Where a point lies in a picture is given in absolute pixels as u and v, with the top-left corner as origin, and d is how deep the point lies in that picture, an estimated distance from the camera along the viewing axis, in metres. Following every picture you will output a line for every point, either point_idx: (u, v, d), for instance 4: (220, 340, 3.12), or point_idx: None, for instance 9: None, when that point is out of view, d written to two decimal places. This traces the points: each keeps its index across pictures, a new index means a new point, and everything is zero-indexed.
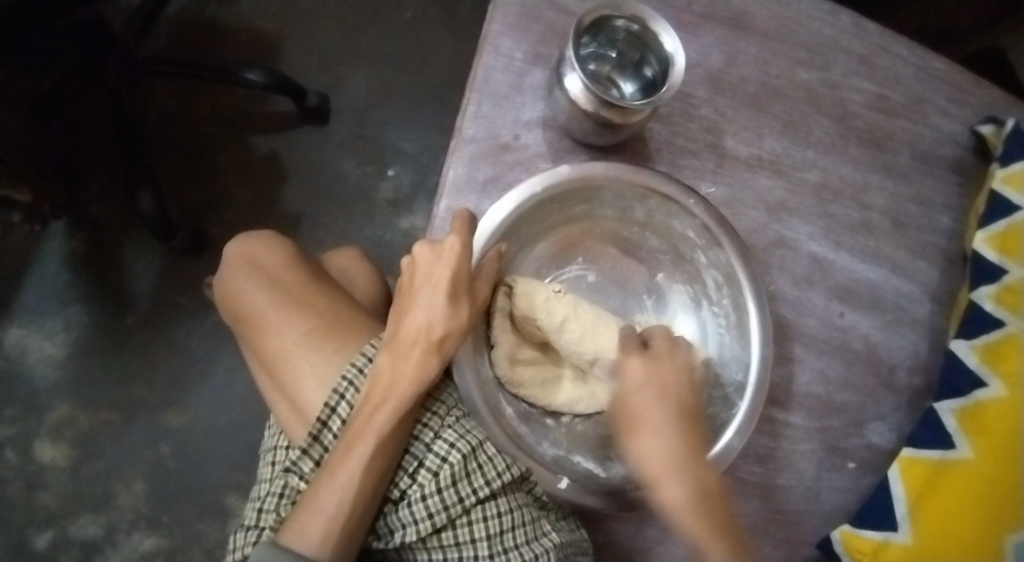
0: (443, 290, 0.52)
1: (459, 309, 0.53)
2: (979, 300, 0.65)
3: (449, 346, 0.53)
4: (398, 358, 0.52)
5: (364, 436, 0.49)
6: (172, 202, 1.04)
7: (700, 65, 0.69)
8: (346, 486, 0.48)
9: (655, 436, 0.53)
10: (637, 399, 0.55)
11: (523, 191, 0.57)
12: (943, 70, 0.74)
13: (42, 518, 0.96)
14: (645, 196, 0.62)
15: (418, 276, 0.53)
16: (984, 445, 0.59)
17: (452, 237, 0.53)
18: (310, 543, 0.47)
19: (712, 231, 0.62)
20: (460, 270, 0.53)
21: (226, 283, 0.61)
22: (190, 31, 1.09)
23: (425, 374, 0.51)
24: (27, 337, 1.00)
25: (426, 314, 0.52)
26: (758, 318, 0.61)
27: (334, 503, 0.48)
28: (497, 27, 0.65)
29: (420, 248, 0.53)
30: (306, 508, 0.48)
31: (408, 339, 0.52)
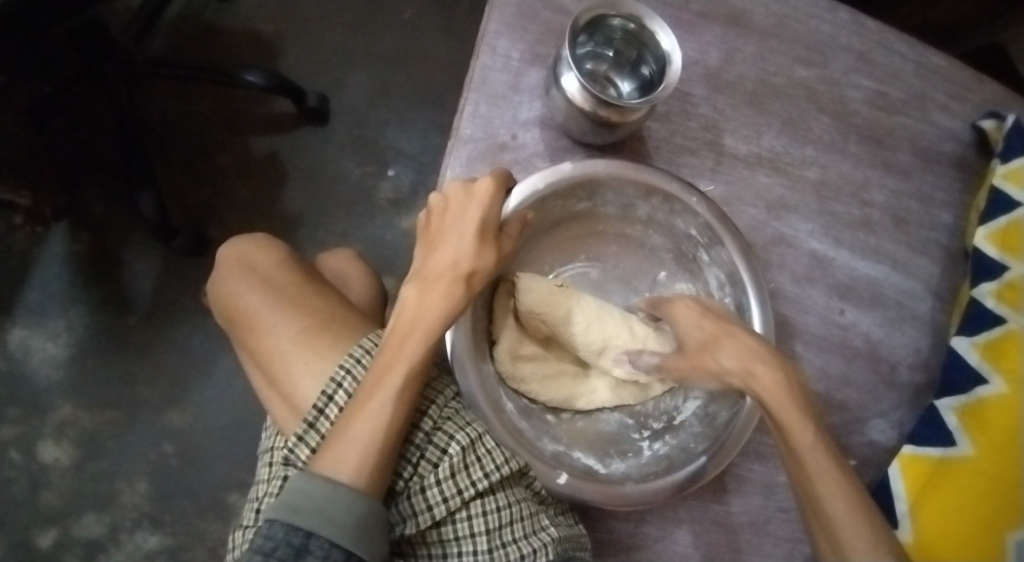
0: (472, 231, 0.52)
1: (487, 251, 0.53)
2: (980, 297, 0.65)
3: (477, 281, 0.53)
4: (425, 291, 0.52)
5: (394, 368, 0.49)
6: (173, 203, 1.04)
7: (698, 63, 0.69)
8: (379, 416, 0.48)
9: (735, 350, 0.55)
10: (693, 337, 0.58)
11: (524, 189, 0.57)
12: (943, 67, 0.74)
13: (46, 518, 0.96)
14: (648, 193, 0.61)
15: (447, 213, 0.53)
16: (985, 443, 0.59)
17: (484, 180, 0.52)
18: (346, 472, 0.46)
19: (714, 228, 0.61)
20: (491, 214, 0.52)
21: (220, 285, 0.62)
22: (190, 33, 1.09)
23: (453, 308, 0.52)
24: (30, 338, 1.00)
25: (453, 252, 0.52)
26: (760, 313, 0.60)
27: (367, 433, 0.48)
28: (494, 27, 0.66)
29: (452, 188, 0.53)
30: (339, 437, 0.48)
31: (435, 274, 0.52)
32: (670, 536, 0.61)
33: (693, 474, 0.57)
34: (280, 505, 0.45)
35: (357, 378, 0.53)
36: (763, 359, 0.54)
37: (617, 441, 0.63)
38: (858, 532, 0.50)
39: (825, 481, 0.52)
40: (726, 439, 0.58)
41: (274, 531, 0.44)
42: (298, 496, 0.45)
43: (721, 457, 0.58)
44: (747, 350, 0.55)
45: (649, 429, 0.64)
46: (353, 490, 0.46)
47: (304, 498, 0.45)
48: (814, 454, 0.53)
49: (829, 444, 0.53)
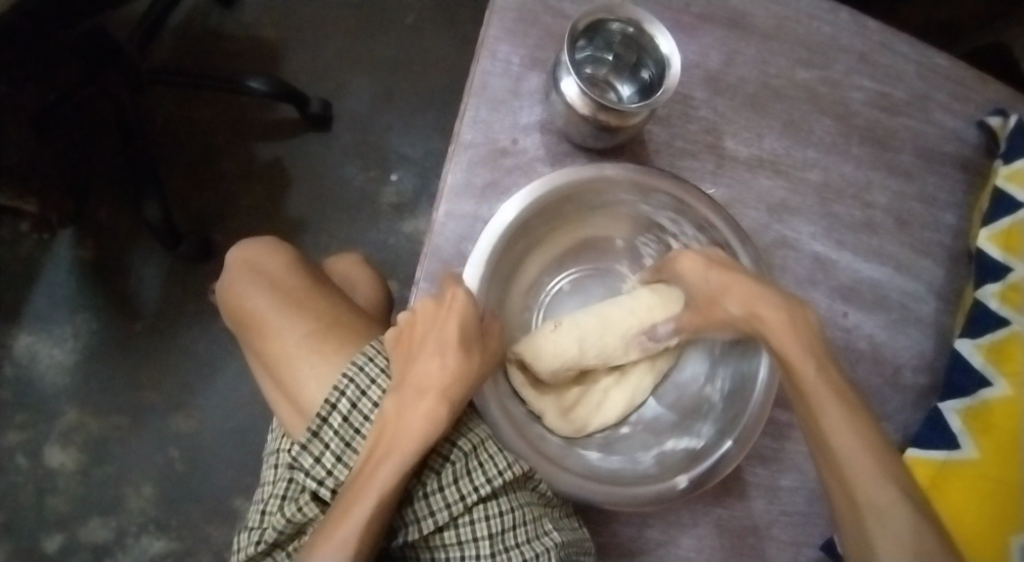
0: (452, 343, 0.51)
1: (468, 359, 0.51)
2: (984, 299, 0.64)
3: (454, 400, 0.50)
4: (404, 408, 0.50)
5: (365, 491, 0.47)
6: (178, 209, 1.05)
7: (698, 66, 0.69)
8: (342, 546, 0.46)
9: (739, 297, 0.55)
10: (701, 289, 0.57)
11: (496, 227, 0.55)
12: (945, 67, 0.74)
13: (53, 522, 0.97)
14: (640, 194, 0.60)
15: (428, 325, 0.52)
16: (989, 445, 0.58)
17: (454, 290, 0.51)
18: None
19: (711, 228, 0.60)
20: (468, 323, 0.51)
21: (226, 291, 0.62)
22: (194, 41, 1.10)
23: (433, 431, 0.49)
24: (37, 343, 1.01)
25: (435, 368, 0.51)
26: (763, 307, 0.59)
27: (328, 559, 0.46)
28: (494, 31, 0.66)
29: (425, 300, 0.52)
30: (304, 561, 0.46)
31: (414, 389, 0.50)
32: (673, 541, 0.61)
33: (708, 475, 0.56)
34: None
35: (360, 386, 0.53)
36: (766, 297, 0.54)
37: (683, 411, 0.64)
38: (869, 477, 0.49)
39: (840, 419, 0.50)
40: (742, 424, 0.57)
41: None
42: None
43: (729, 455, 0.56)
44: (749, 296, 0.54)
45: (701, 380, 0.64)
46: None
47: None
48: (841, 402, 0.51)
49: (831, 369, 0.53)
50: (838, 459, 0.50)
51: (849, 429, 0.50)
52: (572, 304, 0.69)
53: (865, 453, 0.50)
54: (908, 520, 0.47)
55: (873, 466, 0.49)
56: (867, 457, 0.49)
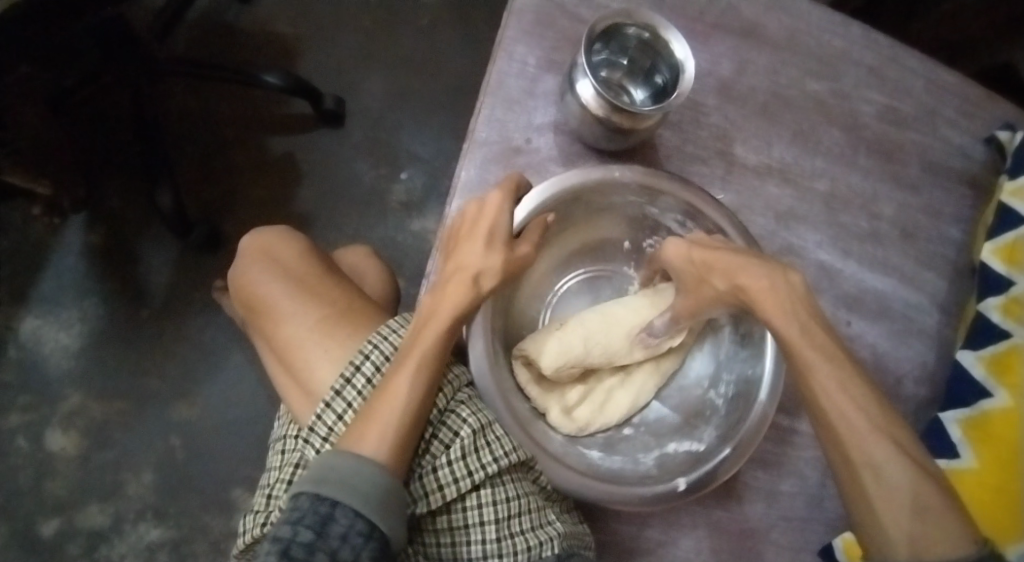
0: (482, 235, 0.55)
1: (495, 248, 0.54)
2: (986, 311, 0.65)
3: (487, 284, 0.54)
4: (441, 293, 0.54)
5: (414, 354, 0.51)
6: (188, 198, 1.06)
7: (710, 74, 0.70)
8: (399, 398, 0.50)
9: (723, 272, 0.55)
10: (685, 274, 0.58)
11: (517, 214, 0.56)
12: (953, 83, 0.75)
13: (51, 506, 0.97)
14: (651, 195, 0.61)
15: (465, 225, 0.56)
16: (987, 454, 0.59)
17: (493, 193, 0.56)
18: (367, 446, 0.48)
19: (720, 235, 0.61)
20: (495, 214, 0.55)
21: (240, 275, 0.63)
22: (211, 35, 1.11)
23: (467, 304, 0.53)
24: (42, 327, 1.01)
25: (469, 257, 0.54)
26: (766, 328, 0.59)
27: (388, 418, 0.49)
28: (512, 33, 0.67)
29: (464, 206, 0.57)
30: (363, 418, 0.49)
31: (450, 277, 0.54)
32: (672, 540, 0.61)
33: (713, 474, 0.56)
34: (310, 479, 0.46)
35: (384, 353, 0.54)
36: (749, 273, 0.54)
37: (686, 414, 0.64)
38: (872, 440, 0.50)
39: (829, 372, 0.52)
40: (742, 433, 0.57)
41: (301, 501, 0.44)
42: (324, 469, 0.46)
43: (737, 454, 0.57)
44: (734, 267, 0.55)
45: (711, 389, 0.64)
46: (372, 463, 0.46)
47: (330, 470, 0.46)
48: (843, 387, 0.51)
49: (824, 337, 0.53)
50: (838, 423, 0.51)
51: (841, 387, 0.51)
52: (579, 305, 0.69)
53: (865, 418, 0.50)
54: (910, 513, 0.48)
55: (880, 423, 0.50)
56: (868, 420, 0.50)
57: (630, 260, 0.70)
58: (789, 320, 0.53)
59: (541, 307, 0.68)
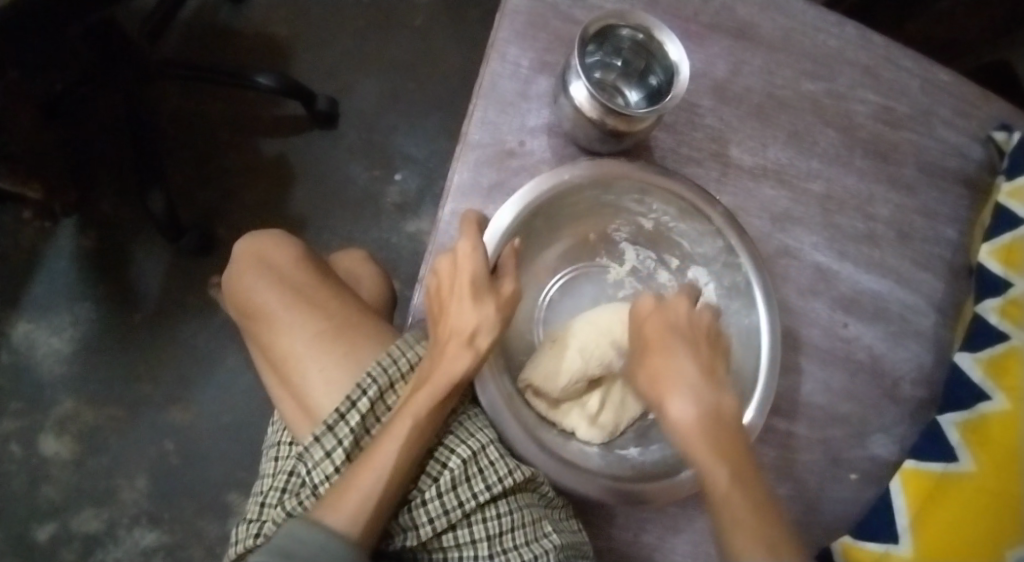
0: (468, 293, 0.54)
1: (485, 306, 0.54)
2: (984, 313, 0.65)
3: (482, 341, 0.53)
4: (434, 355, 0.53)
5: (399, 419, 0.50)
6: (181, 201, 1.05)
7: (705, 75, 0.69)
8: (383, 467, 0.49)
9: (660, 360, 0.55)
10: (632, 343, 0.58)
11: (515, 206, 0.56)
12: (950, 83, 0.74)
13: (45, 512, 0.97)
14: (606, 185, 0.61)
15: (445, 283, 0.55)
16: (986, 458, 0.59)
17: (463, 242, 0.54)
18: (342, 519, 0.47)
19: (681, 201, 0.62)
20: (479, 272, 0.54)
21: (236, 281, 0.62)
22: (204, 36, 1.10)
23: (458, 369, 0.52)
24: (34, 332, 1.01)
25: (458, 318, 0.53)
26: (759, 280, 0.62)
27: (367, 487, 0.48)
28: (504, 34, 0.66)
29: (441, 261, 0.55)
30: (345, 488, 0.48)
31: (443, 339, 0.53)
32: (670, 545, 0.61)
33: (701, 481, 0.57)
34: (272, 549, 0.44)
35: (381, 386, 0.53)
36: (672, 355, 0.55)
37: None
38: None
39: (736, 495, 0.49)
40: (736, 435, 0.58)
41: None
42: (294, 543, 0.45)
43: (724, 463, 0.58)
44: (668, 356, 0.55)
45: None
46: (345, 539, 0.46)
47: (300, 544, 0.45)
48: (754, 512, 0.48)
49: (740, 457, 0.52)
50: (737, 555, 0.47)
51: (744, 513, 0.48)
52: (567, 309, 0.66)
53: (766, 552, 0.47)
54: None
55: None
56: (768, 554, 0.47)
57: (600, 249, 0.68)
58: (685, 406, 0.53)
59: (532, 326, 0.65)
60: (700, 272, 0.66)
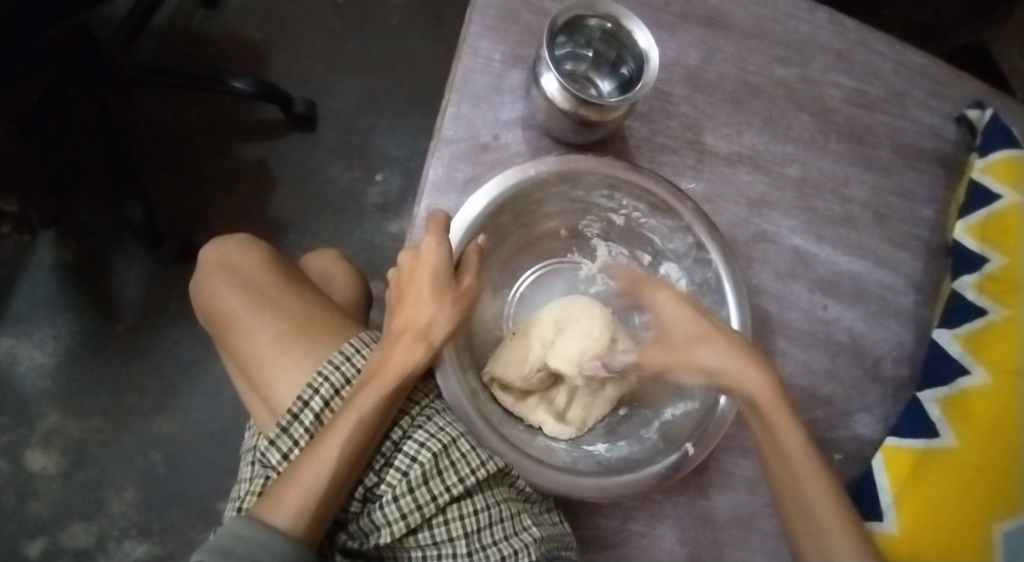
0: (428, 287, 0.54)
1: (445, 299, 0.55)
2: (961, 289, 0.65)
3: (437, 335, 0.54)
4: (388, 347, 0.53)
5: (345, 412, 0.50)
6: (160, 210, 1.04)
7: (678, 63, 0.69)
8: (328, 460, 0.49)
9: (718, 350, 0.54)
10: (677, 332, 0.56)
11: (484, 198, 0.57)
12: (921, 64, 0.75)
13: (34, 527, 0.96)
14: (572, 181, 0.61)
15: (406, 277, 0.55)
16: (967, 432, 0.59)
17: (427, 237, 0.54)
18: (283, 515, 0.47)
19: (649, 195, 0.61)
20: (441, 270, 0.54)
21: (200, 290, 0.62)
22: (178, 43, 1.10)
23: (410, 361, 0.52)
24: (18, 346, 1.00)
25: (413, 310, 0.54)
26: (728, 274, 0.61)
27: (313, 478, 0.48)
28: (475, 29, 0.66)
29: (402, 256, 0.56)
30: (288, 483, 0.48)
31: (396, 331, 0.54)
32: (657, 532, 0.61)
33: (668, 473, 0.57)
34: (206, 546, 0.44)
35: (334, 385, 0.53)
36: (718, 340, 0.54)
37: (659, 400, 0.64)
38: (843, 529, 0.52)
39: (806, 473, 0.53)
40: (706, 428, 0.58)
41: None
42: (228, 538, 0.45)
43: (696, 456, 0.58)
44: (701, 335, 0.55)
45: None
46: (283, 534, 0.46)
47: (234, 541, 0.44)
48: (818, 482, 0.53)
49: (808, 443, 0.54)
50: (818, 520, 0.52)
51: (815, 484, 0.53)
52: (540, 301, 0.69)
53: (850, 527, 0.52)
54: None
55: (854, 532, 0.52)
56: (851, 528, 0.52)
57: (570, 246, 0.70)
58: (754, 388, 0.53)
59: (501, 320, 0.67)
60: (671, 268, 0.67)
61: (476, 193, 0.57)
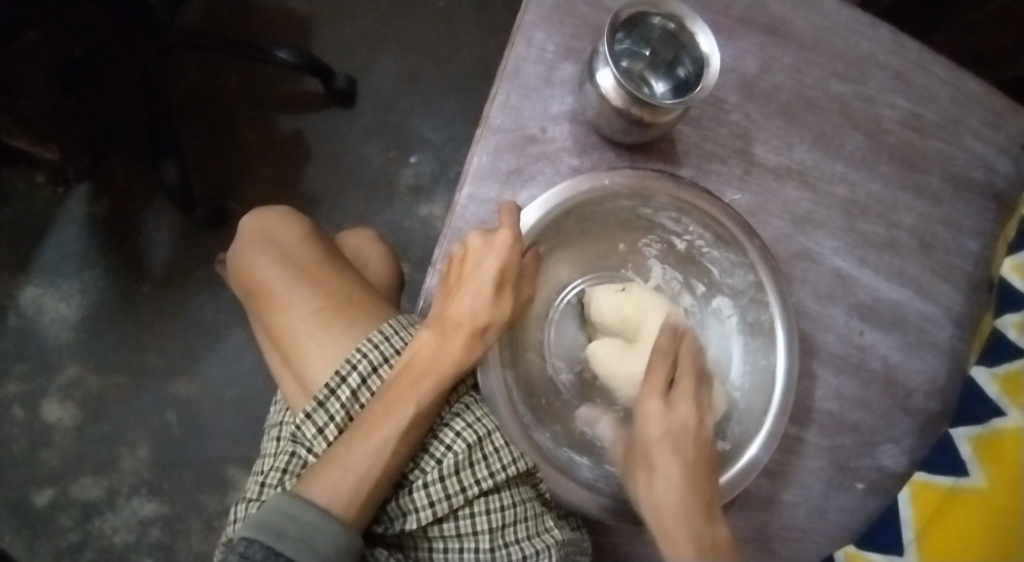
0: (491, 281, 0.53)
1: (503, 301, 0.54)
2: (1002, 328, 0.63)
3: (492, 334, 0.53)
4: (442, 338, 0.52)
5: (402, 404, 0.49)
6: (194, 173, 1.05)
7: (734, 70, 0.68)
8: (380, 448, 0.48)
9: (671, 473, 0.54)
10: (653, 434, 0.56)
11: (551, 198, 0.56)
12: (982, 92, 0.73)
13: (44, 477, 0.97)
14: (643, 198, 0.60)
15: (468, 264, 0.53)
16: (999, 473, 0.57)
17: (504, 230, 0.53)
18: (336, 501, 0.47)
19: (719, 226, 0.61)
20: (509, 264, 0.53)
21: (239, 256, 0.61)
22: (225, 7, 1.10)
23: (467, 359, 0.52)
24: (42, 297, 1.00)
25: (470, 302, 0.53)
26: (783, 323, 0.60)
27: (364, 464, 0.48)
28: (531, 18, 0.65)
29: (472, 236, 0.53)
30: (333, 463, 0.47)
31: (453, 322, 0.52)
32: None
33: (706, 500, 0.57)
34: (259, 525, 0.44)
35: (372, 362, 0.52)
36: (682, 458, 0.55)
37: None
38: None
39: None
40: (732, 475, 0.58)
41: (252, 553, 0.43)
42: (283, 520, 0.45)
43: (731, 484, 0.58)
44: (657, 447, 0.55)
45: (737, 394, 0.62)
46: (338, 520, 0.46)
47: (288, 522, 0.45)
48: None
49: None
50: None
51: None
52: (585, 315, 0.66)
53: None
54: None
55: None
56: None
57: (626, 262, 0.67)
58: (684, 542, 0.52)
59: (545, 324, 0.64)
60: (724, 302, 0.65)
61: (527, 207, 0.57)
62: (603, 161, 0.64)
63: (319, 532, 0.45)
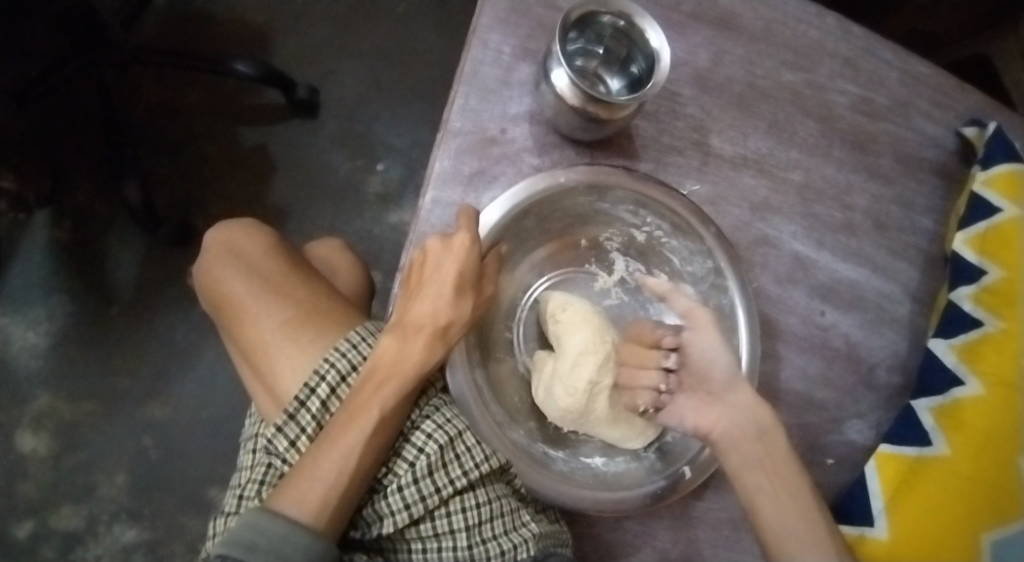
0: (451, 283, 0.54)
1: (464, 301, 0.55)
2: (958, 301, 0.66)
3: (454, 334, 0.54)
4: (403, 341, 0.53)
5: (365, 410, 0.50)
6: (158, 192, 1.04)
7: (687, 64, 0.69)
8: (347, 454, 0.49)
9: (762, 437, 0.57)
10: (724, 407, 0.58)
11: (509, 198, 0.57)
12: (927, 74, 0.75)
13: (22, 509, 0.95)
14: (600, 192, 0.61)
15: (428, 268, 0.54)
16: (962, 444, 0.60)
17: (461, 232, 0.54)
18: (306, 511, 0.47)
19: (676, 216, 0.62)
20: (469, 265, 0.54)
21: (205, 272, 0.61)
22: (181, 23, 1.09)
23: (429, 360, 0.53)
24: (10, 327, 0.99)
25: (432, 304, 0.53)
26: (742, 306, 0.62)
27: (334, 472, 0.48)
28: (486, 21, 0.66)
29: (431, 242, 0.54)
30: (303, 475, 0.48)
31: (414, 325, 0.53)
32: (651, 530, 0.61)
33: (678, 484, 0.59)
34: (233, 542, 0.45)
35: (340, 371, 0.53)
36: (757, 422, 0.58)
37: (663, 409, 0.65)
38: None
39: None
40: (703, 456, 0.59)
41: None
42: (254, 534, 0.45)
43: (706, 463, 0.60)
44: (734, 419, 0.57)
45: None
46: (308, 529, 0.46)
47: (260, 536, 0.45)
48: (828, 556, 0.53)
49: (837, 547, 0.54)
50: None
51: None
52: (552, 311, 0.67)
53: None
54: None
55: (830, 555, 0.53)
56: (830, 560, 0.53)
57: (589, 256, 0.68)
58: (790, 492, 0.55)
59: (512, 323, 0.66)
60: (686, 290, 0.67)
61: (490, 204, 0.58)
62: (564, 159, 0.65)
63: (289, 543, 0.45)
